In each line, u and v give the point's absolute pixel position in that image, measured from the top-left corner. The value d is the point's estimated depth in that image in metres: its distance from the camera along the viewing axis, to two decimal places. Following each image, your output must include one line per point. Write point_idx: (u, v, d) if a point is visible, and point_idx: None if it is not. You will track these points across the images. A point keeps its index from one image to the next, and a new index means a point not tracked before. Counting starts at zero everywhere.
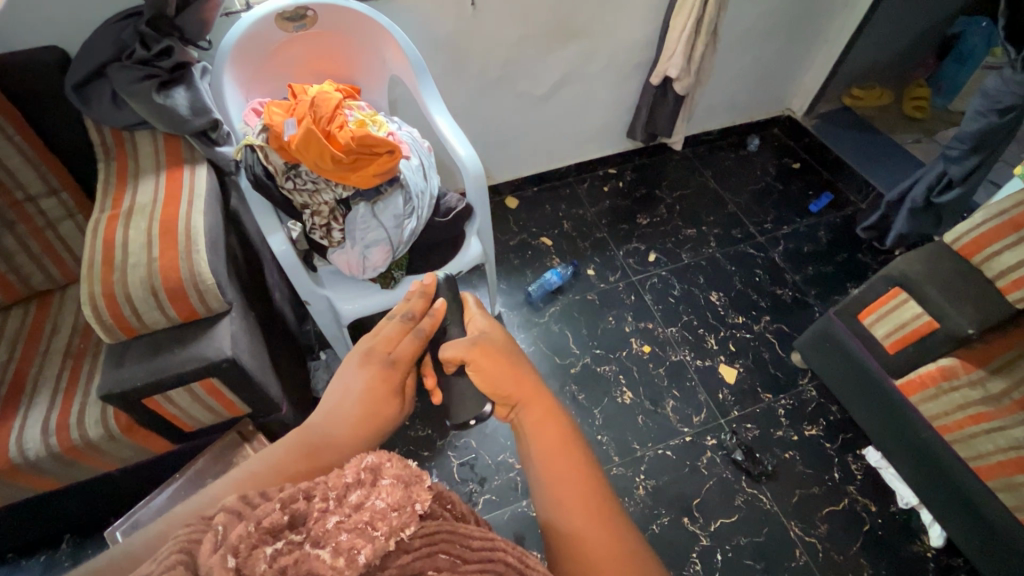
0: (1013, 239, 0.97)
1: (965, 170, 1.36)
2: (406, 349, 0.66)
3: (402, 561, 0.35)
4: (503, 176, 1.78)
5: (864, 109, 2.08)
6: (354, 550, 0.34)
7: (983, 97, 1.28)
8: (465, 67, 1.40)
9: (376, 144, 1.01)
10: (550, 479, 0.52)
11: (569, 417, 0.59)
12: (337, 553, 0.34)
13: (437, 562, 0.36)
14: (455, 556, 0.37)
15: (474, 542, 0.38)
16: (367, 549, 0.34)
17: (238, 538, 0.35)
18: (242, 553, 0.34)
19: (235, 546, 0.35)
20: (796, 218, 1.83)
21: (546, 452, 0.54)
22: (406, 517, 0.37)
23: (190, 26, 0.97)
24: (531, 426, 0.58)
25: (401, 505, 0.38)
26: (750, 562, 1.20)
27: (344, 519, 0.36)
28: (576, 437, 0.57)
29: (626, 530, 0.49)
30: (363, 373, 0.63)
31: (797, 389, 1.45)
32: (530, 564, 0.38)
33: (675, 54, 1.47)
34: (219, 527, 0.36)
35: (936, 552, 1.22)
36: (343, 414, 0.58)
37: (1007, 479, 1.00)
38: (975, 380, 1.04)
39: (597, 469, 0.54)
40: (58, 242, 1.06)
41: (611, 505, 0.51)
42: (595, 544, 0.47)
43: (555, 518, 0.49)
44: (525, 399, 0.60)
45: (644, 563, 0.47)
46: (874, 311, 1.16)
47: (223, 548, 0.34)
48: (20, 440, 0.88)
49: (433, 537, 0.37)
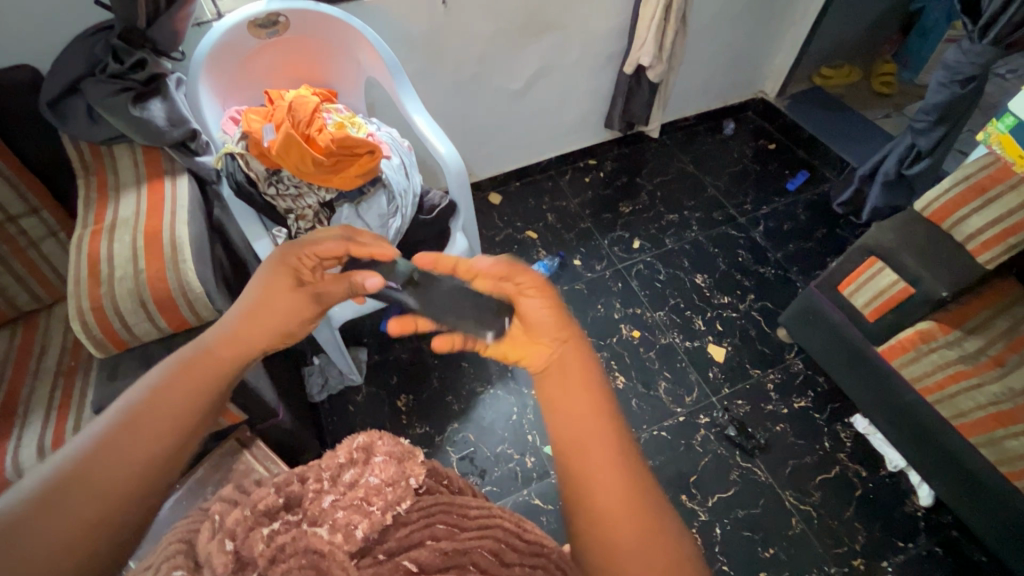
0: (978, 204, 1.02)
1: (933, 141, 1.41)
2: (329, 249, 0.69)
3: (399, 534, 0.47)
4: (485, 173, 1.80)
5: (834, 87, 2.12)
6: (350, 526, 0.46)
7: (944, 69, 1.32)
8: (440, 65, 1.41)
9: (356, 145, 1.03)
10: (573, 438, 0.54)
11: (597, 369, 0.60)
12: (334, 530, 0.46)
13: (432, 531, 0.47)
14: (449, 524, 0.48)
15: (469, 512, 0.49)
16: (364, 524, 0.47)
17: (235, 523, 0.47)
18: (240, 537, 0.46)
19: (233, 530, 0.47)
20: (774, 197, 1.86)
21: (576, 421, 0.55)
22: (399, 493, 0.50)
23: (163, 38, 0.97)
24: (557, 381, 0.58)
25: (395, 481, 0.51)
26: (748, 533, 1.23)
27: (338, 500, 0.50)
28: (602, 392, 0.57)
29: (644, 482, 0.52)
30: (263, 274, 0.68)
31: (785, 363, 1.49)
32: (523, 526, 0.50)
33: (646, 42, 1.49)
34: (224, 519, 0.47)
35: (925, 510, 1.26)
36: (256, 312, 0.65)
37: (989, 434, 1.04)
38: (952, 340, 1.07)
39: (619, 425, 0.55)
40: (40, 261, 1.06)
41: (631, 458, 0.53)
42: (614, 497, 0.50)
43: (574, 467, 0.53)
44: (557, 345, 0.61)
45: (658, 512, 0.51)
46: (853, 281, 1.19)
47: (221, 533, 0.46)
48: (16, 461, 0.87)
49: (429, 510, 0.49)
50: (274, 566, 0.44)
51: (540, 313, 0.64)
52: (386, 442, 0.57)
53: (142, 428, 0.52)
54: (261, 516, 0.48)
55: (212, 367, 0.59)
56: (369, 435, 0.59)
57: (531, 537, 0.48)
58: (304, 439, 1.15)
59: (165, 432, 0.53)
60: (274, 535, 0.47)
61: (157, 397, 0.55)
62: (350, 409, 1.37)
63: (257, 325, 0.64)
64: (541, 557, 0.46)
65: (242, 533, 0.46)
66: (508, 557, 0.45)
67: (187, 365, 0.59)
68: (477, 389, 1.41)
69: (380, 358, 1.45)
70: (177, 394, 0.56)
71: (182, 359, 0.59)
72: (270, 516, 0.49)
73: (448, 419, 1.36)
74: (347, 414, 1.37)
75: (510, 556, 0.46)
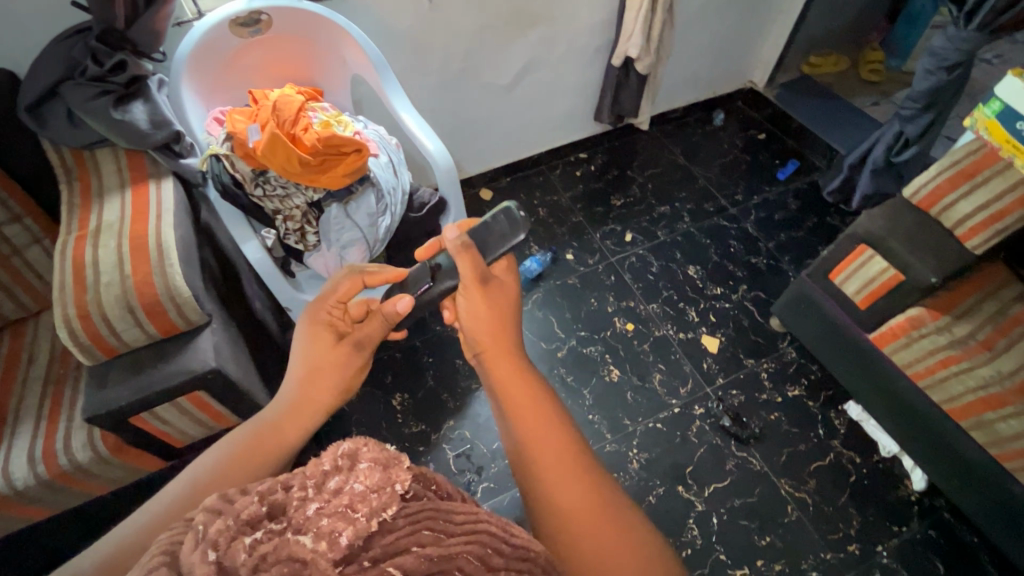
0: (967, 188, 1.03)
1: (921, 128, 1.41)
2: (346, 289, 0.73)
3: (387, 539, 0.39)
4: (475, 169, 1.79)
5: (822, 76, 2.13)
6: (336, 533, 0.38)
7: (931, 55, 1.32)
8: (427, 60, 1.39)
9: (343, 144, 1.02)
10: (528, 442, 0.55)
11: (538, 375, 0.64)
12: (318, 537, 0.37)
13: (421, 538, 0.39)
14: (438, 531, 0.40)
15: (456, 517, 0.42)
16: (349, 531, 0.38)
17: (217, 533, 0.37)
18: (222, 546, 0.36)
19: (215, 539, 0.37)
20: (765, 187, 1.87)
21: (524, 420, 0.57)
22: (387, 498, 0.41)
23: (143, 39, 0.95)
24: (505, 389, 0.62)
25: (381, 487, 0.42)
26: (745, 521, 1.24)
27: (323, 505, 0.40)
28: (544, 390, 0.61)
29: (600, 479, 0.54)
30: (305, 339, 0.69)
31: (778, 352, 1.49)
32: (514, 531, 0.44)
33: (634, 33, 1.49)
34: (200, 526, 0.38)
35: (919, 495, 1.27)
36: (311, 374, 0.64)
37: (979, 418, 1.05)
38: (942, 326, 1.08)
39: (570, 427, 0.58)
40: (25, 269, 1.04)
41: (578, 445, 0.56)
42: (573, 495, 0.52)
43: (530, 467, 0.54)
44: (494, 352, 0.67)
45: (605, 489, 0.54)
46: (844, 270, 1.20)
47: (203, 543, 0.36)
48: (6, 471, 0.86)
49: (417, 516, 0.41)
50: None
51: (483, 312, 0.72)
52: (373, 449, 0.45)
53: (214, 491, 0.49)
54: (243, 526, 0.38)
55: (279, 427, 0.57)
56: (355, 438, 0.47)
57: (520, 541, 0.43)
58: None
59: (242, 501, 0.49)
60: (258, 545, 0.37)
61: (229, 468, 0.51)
62: (345, 409, 1.36)
63: (314, 383, 0.63)
64: (526, 562, 0.42)
65: (226, 543, 0.37)
66: (495, 563, 0.40)
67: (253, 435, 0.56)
68: (472, 386, 1.41)
69: (374, 358, 1.44)
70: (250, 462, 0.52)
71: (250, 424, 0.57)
72: (253, 526, 0.38)
73: (443, 417, 1.36)
74: (342, 414, 1.36)
75: (498, 560, 0.40)
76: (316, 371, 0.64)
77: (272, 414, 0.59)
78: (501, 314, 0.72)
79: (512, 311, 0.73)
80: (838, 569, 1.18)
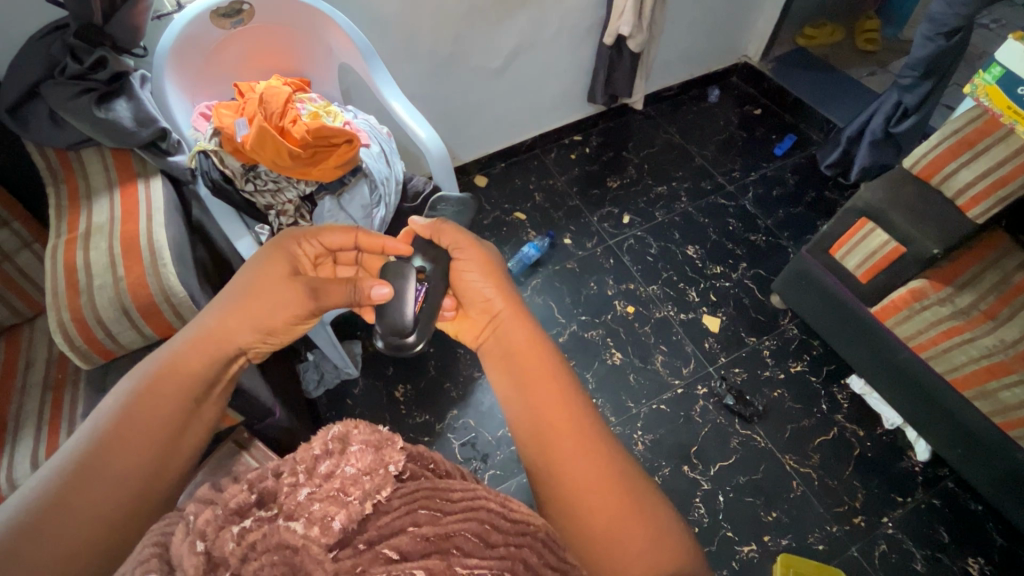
0: (967, 157, 1.02)
1: (919, 97, 1.39)
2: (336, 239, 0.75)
3: (381, 520, 0.47)
4: (469, 156, 1.77)
5: (817, 49, 2.10)
6: (327, 519, 0.45)
7: (929, 22, 1.29)
8: (414, 46, 1.36)
9: (332, 135, 1.00)
10: (544, 425, 0.57)
11: (552, 351, 0.64)
12: (310, 523, 0.45)
13: (417, 517, 0.47)
14: (433, 510, 0.48)
15: (455, 495, 0.50)
16: (342, 515, 0.46)
17: (205, 524, 0.45)
18: (209, 537, 0.44)
19: (202, 530, 0.45)
20: (763, 163, 1.85)
21: (541, 404, 0.58)
22: (379, 480, 0.49)
23: (122, 34, 0.92)
24: (521, 369, 0.63)
25: (373, 469, 0.50)
26: (751, 498, 1.24)
27: (315, 491, 0.49)
28: (562, 372, 0.61)
29: (612, 455, 0.56)
30: (250, 269, 0.68)
31: (780, 329, 1.49)
32: (512, 505, 0.51)
33: (625, 11, 1.46)
34: (190, 516, 0.47)
35: (923, 465, 1.28)
36: (234, 314, 0.64)
37: (982, 387, 1.05)
38: (944, 297, 1.07)
39: (585, 405, 0.59)
40: (17, 273, 1.02)
41: (596, 427, 0.57)
42: (587, 473, 0.54)
43: (545, 456, 0.56)
44: (507, 329, 0.68)
45: (624, 467, 0.55)
46: (844, 244, 1.18)
47: (192, 533, 0.45)
48: (11, 477, 0.86)
49: (414, 496, 0.49)
50: (246, 565, 0.43)
51: (493, 295, 0.71)
52: (363, 430, 0.55)
53: (132, 426, 0.54)
54: (232, 514, 0.47)
55: (200, 361, 0.61)
56: (345, 423, 0.57)
57: (518, 516, 0.50)
58: (305, 434, 1.15)
59: (156, 441, 0.54)
60: (245, 533, 0.45)
61: (139, 407, 0.55)
62: (348, 402, 1.36)
63: (239, 323, 0.64)
64: (525, 536, 0.48)
65: (213, 532, 0.45)
66: (493, 538, 0.47)
67: (162, 369, 0.58)
68: (475, 374, 1.40)
69: (375, 350, 1.43)
70: (165, 399, 0.56)
71: (167, 353, 0.60)
72: (241, 514, 0.47)
73: (447, 407, 1.36)
74: (346, 408, 1.36)
75: (496, 536, 0.47)
76: (242, 308, 0.64)
77: (185, 348, 0.60)
78: (506, 289, 0.71)
79: (512, 283, 0.72)
80: (845, 541, 1.19)
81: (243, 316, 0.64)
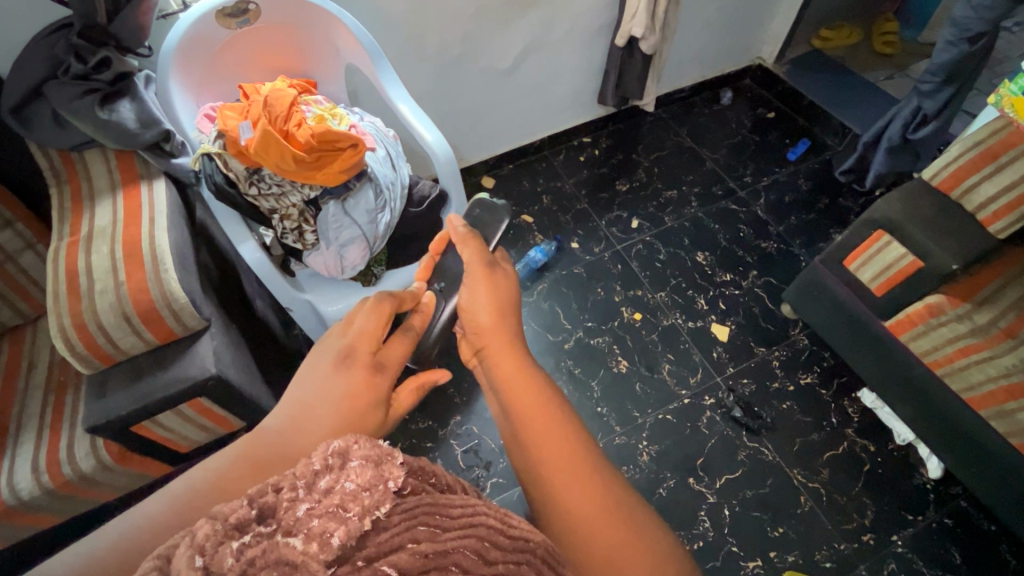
0: (990, 170, 0.99)
1: (940, 102, 1.35)
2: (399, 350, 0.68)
3: (380, 538, 0.41)
4: (477, 157, 1.75)
5: (833, 51, 2.06)
6: (327, 534, 0.40)
7: (953, 25, 1.25)
8: (422, 46, 1.34)
9: (338, 140, 0.98)
10: (538, 456, 0.55)
11: (545, 376, 0.63)
12: (308, 539, 0.40)
13: (416, 534, 0.42)
14: (433, 526, 0.43)
15: (455, 510, 0.45)
16: (341, 531, 0.40)
17: (204, 538, 0.39)
18: (208, 552, 0.38)
19: (201, 546, 0.39)
20: (775, 168, 1.82)
21: (535, 433, 0.56)
22: (378, 496, 0.44)
23: (126, 34, 0.90)
24: (512, 396, 0.61)
25: (373, 484, 0.45)
26: (757, 513, 1.22)
27: (314, 506, 0.43)
28: (554, 398, 0.60)
29: (605, 477, 0.54)
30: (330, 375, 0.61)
31: (790, 339, 1.46)
32: (512, 523, 0.48)
33: (638, 12, 1.43)
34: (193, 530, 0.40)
35: (934, 483, 1.25)
36: (302, 420, 0.54)
37: (1000, 407, 1.02)
38: (963, 314, 1.05)
39: (578, 430, 0.57)
40: (20, 275, 1.02)
41: (589, 454, 0.55)
42: (585, 502, 0.51)
43: (544, 486, 0.53)
44: (496, 355, 0.66)
45: (619, 493, 0.53)
46: (859, 255, 1.15)
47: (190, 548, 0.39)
48: (11, 480, 0.86)
49: (412, 511, 0.44)
50: None
51: (488, 314, 0.72)
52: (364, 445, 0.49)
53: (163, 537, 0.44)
54: (231, 530, 0.40)
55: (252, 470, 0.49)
56: (345, 437, 0.51)
57: (518, 533, 0.47)
58: None
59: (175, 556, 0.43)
60: (245, 549, 0.39)
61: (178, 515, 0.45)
62: None
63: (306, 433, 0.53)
64: (524, 552, 0.45)
65: (212, 548, 0.39)
66: (492, 555, 0.43)
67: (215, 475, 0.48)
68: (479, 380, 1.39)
69: None
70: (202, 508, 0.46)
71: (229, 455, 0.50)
72: (241, 530, 0.40)
73: (450, 413, 1.34)
74: None
75: (494, 554, 0.43)
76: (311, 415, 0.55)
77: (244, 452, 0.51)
78: (498, 310, 0.72)
79: (509, 309, 0.73)
80: (852, 559, 1.17)
81: (304, 430, 0.53)
